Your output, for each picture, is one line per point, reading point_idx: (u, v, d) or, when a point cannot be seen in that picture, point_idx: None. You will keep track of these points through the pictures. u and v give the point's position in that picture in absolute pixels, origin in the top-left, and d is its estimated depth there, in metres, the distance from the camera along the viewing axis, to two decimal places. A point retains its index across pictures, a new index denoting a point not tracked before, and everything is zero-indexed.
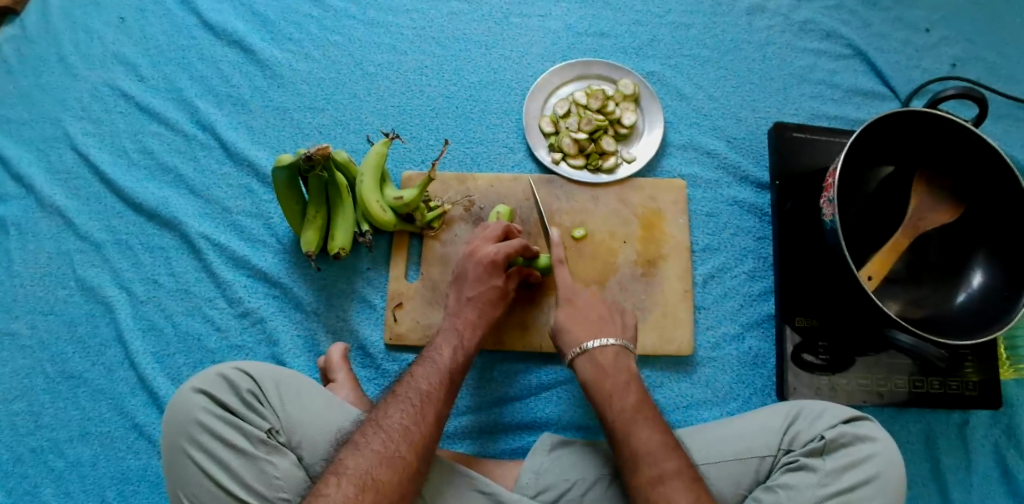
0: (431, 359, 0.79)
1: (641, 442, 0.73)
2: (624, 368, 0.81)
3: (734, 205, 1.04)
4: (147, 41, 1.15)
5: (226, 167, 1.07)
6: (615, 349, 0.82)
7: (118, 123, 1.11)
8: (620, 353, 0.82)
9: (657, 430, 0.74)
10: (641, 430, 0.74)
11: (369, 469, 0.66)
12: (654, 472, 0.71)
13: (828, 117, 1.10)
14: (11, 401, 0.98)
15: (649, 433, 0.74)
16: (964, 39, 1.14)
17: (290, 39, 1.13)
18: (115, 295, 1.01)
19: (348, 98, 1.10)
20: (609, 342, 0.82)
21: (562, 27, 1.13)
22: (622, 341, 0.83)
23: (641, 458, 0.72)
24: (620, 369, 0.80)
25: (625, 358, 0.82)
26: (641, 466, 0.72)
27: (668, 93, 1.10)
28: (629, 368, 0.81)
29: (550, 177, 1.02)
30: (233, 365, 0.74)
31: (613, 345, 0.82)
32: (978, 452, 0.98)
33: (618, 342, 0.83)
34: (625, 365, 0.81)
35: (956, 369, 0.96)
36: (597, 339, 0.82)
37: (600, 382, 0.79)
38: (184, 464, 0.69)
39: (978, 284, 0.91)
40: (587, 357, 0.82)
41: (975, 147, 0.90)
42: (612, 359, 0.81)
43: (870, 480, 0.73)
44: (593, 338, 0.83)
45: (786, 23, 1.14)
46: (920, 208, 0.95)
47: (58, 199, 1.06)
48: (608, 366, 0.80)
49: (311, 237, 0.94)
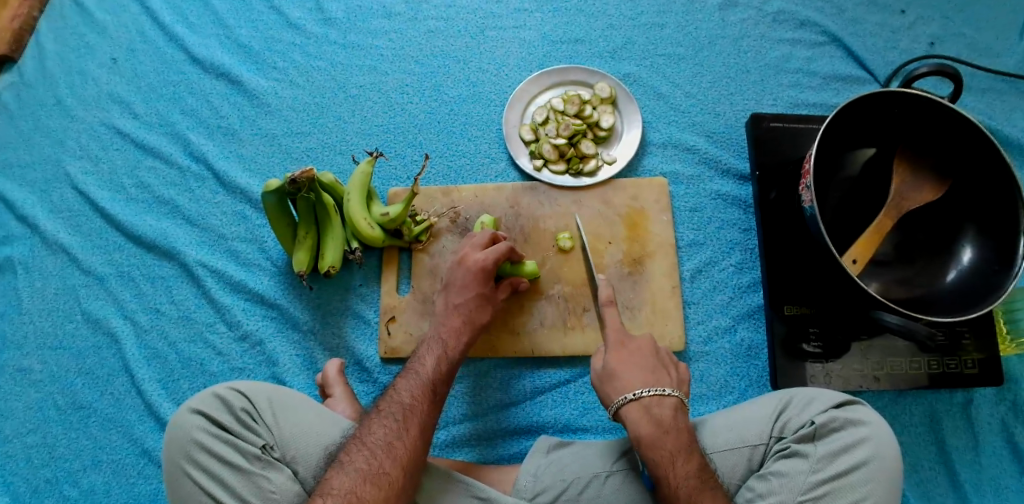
0: (415, 371, 0.81)
1: (657, 409, 0.76)
2: (684, 428, 0.75)
3: (718, 199, 1.05)
4: (139, 79, 1.19)
5: (220, 196, 1.10)
6: (672, 403, 0.76)
7: (115, 160, 1.15)
8: (677, 407, 0.77)
9: (673, 399, 0.77)
10: (659, 393, 0.76)
11: (353, 488, 0.67)
12: (672, 440, 0.74)
13: (807, 105, 1.10)
14: (26, 434, 1.01)
15: (665, 400, 0.76)
16: (940, 17, 1.15)
17: (275, 67, 1.17)
18: (119, 326, 1.05)
19: (333, 121, 1.13)
20: (668, 393, 0.77)
21: (537, 36, 1.15)
22: (679, 394, 0.78)
23: (660, 427, 0.74)
24: (680, 426, 0.75)
25: (681, 415, 0.77)
26: (661, 434, 0.74)
27: (645, 93, 1.12)
28: (683, 423, 0.76)
29: (534, 184, 1.04)
30: (228, 385, 0.77)
31: (671, 398, 0.77)
32: (983, 430, 0.97)
33: (675, 395, 0.77)
34: (681, 421, 0.76)
35: (955, 347, 0.95)
36: (651, 388, 0.77)
37: (659, 441, 0.73)
38: (183, 483, 0.72)
39: (967, 260, 0.91)
40: (639, 408, 0.76)
41: (953, 123, 0.90)
42: (670, 416, 0.75)
43: (862, 464, 0.73)
44: (646, 387, 0.77)
45: (758, 16, 1.15)
46: (902, 190, 0.93)
47: (62, 237, 1.10)
48: (667, 424, 0.75)
49: (302, 257, 0.96)
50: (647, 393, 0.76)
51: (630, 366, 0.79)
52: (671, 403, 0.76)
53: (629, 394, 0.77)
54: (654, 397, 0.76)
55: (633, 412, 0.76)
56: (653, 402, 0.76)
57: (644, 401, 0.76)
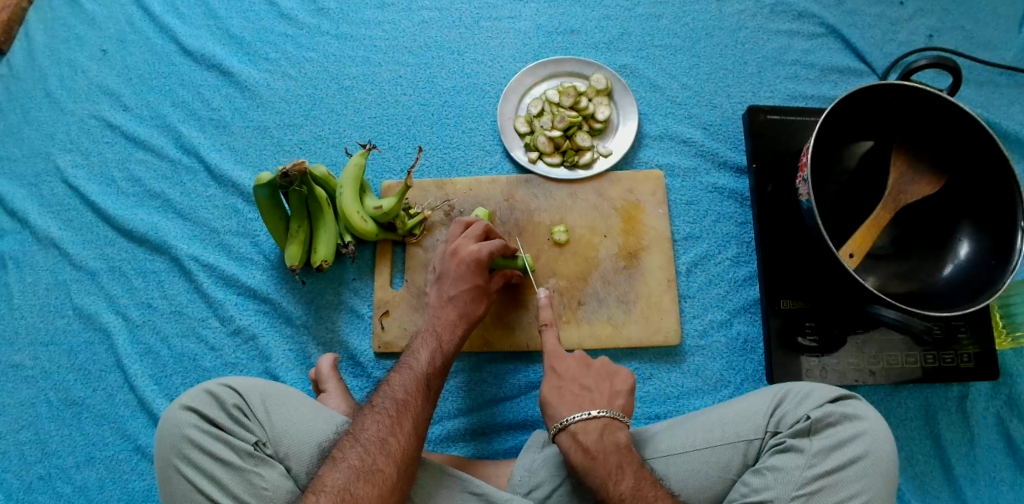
0: (408, 365, 0.80)
1: (584, 433, 0.76)
2: (614, 449, 0.75)
3: (714, 192, 1.04)
4: (130, 70, 1.18)
5: (212, 190, 1.09)
6: (599, 425, 0.76)
7: (106, 153, 1.14)
8: (607, 427, 0.77)
9: (600, 420, 0.77)
10: (586, 416, 0.77)
11: (347, 484, 0.67)
12: (602, 464, 0.74)
13: (805, 96, 1.09)
14: (18, 431, 1.00)
15: (592, 422, 0.77)
16: (939, 8, 1.13)
17: (267, 59, 1.15)
18: (112, 321, 1.04)
19: (326, 113, 1.11)
20: (594, 414, 0.77)
21: (532, 27, 1.14)
22: (610, 413, 0.78)
23: (587, 453, 0.75)
24: (608, 448, 0.75)
25: (613, 434, 0.76)
26: (589, 459, 0.74)
27: (642, 85, 1.10)
28: (617, 444, 0.76)
29: (529, 177, 1.03)
30: (220, 382, 0.76)
31: (598, 419, 0.77)
32: (979, 424, 0.97)
33: (604, 415, 0.77)
34: (615, 441, 0.76)
35: (951, 341, 0.94)
36: (577, 414, 0.77)
37: (588, 466, 0.74)
38: (174, 480, 0.71)
39: (965, 254, 0.91)
40: (568, 434, 0.76)
41: (951, 116, 0.89)
42: (597, 437, 0.76)
43: (857, 459, 0.73)
44: (574, 412, 0.78)
45: (756, 7, 1.14)
46: (900, 183, 0.92)
47: (53, 231, 1.09)
48: (593, 447, 0.75)
49: (294, 252, 0.95)
50: (574, 418, 0.77)
51: (562, 393, 0.80)
52: (598, 425, 0.76)
53: (558, 422, 0.78)
54: (582, 422, 0.77)
55: (563, 439, 0.77)
56: (581, 428, 0.76)
57: (572, 427, 0.77)
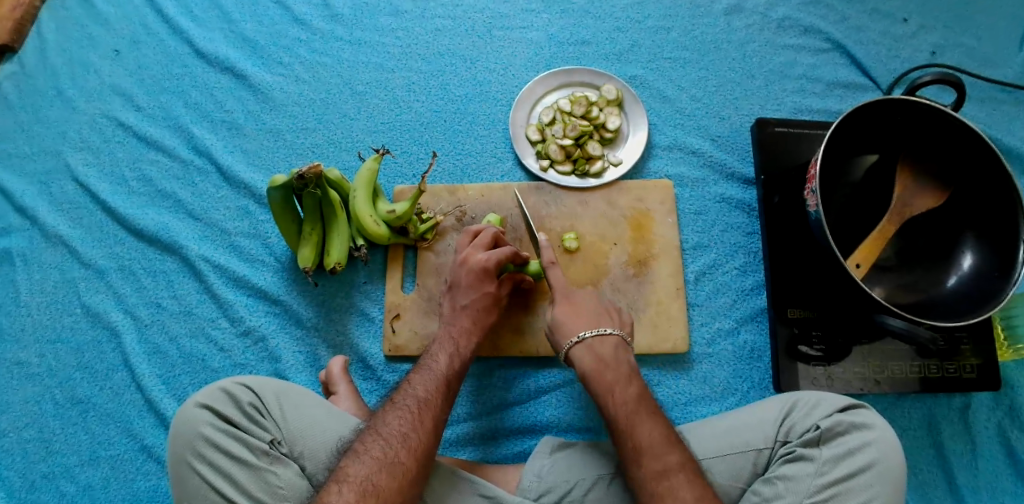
0: (428, 366, 0.81)
1: (598, 345, 0.81)
2: (625, 363, 0.80)
3: (722, 202, 1.06)
4: (142, 71, 1.18)
5: (224, 191, 1.10)
6: (614, 342, 0.81)
7: (117, 152, 1.14)
8: (619, 345, 0.82)
9: (615, 338, 0.82)
10: (601, 332, 0.82)
11: (369, 475, 0.68)
12: (611, 372, 0.78)
13: (811, 110, 1.11)
14: (22, 428, 1.00)
15: (607, 338, 0.81)
16: (941, 27, 1.16)
17: (281, 62, 1.16)
18: (120, 320, 1.04)
19: (339, 117, 1.12)
20: (608, 331, 0.82)
21: (544, 37, 1.15)
22: (621, 334, 0.83)
23: (599, 361, 0.79)
24: (621, 361, 0.80)
25: (623, 352, 0.81)
26: (600, 367, 0.79)
27: (651, 96, 1.12)
28: (627, 360, 0.81)
29: (540, 184, 1.04)
30: (236, 380, 0.77)
31: (611, 336, 0.82)
32: (980, 434, 0.98)
33: (617, 334, 0.82)
34: (624, 357, 0.81)
35: (953, 352, 0.96)
36: (593, 328, 0.82)
37: (602, 373, 0.78)
38: (190, 478, 0.72)
39: (968, 266, 0.92)
40: (584, 348, 0.81)
41: (954, 132, 0.92)
42: (611, 351, 0.80)
43: (865, 468, 0.74)
44: (590, 329, 0.82)
45: (763, 21, 1.16)
46: (904, 196, 0.95)
47: (61, 229, 1.09)
48: (607, 358, 0.80)
49: (308, 254, 0.96)
50: (590, 333, 0.82)
51: (577, 314, 0.84)
52: (612, 341, 0.81)
53: (574, 336, 0.82)
54: (596, 336, 0.81)
55: (578, 351, 0.81)
56: (596, 340, 0.81)
57: (588, 340, 0.81)
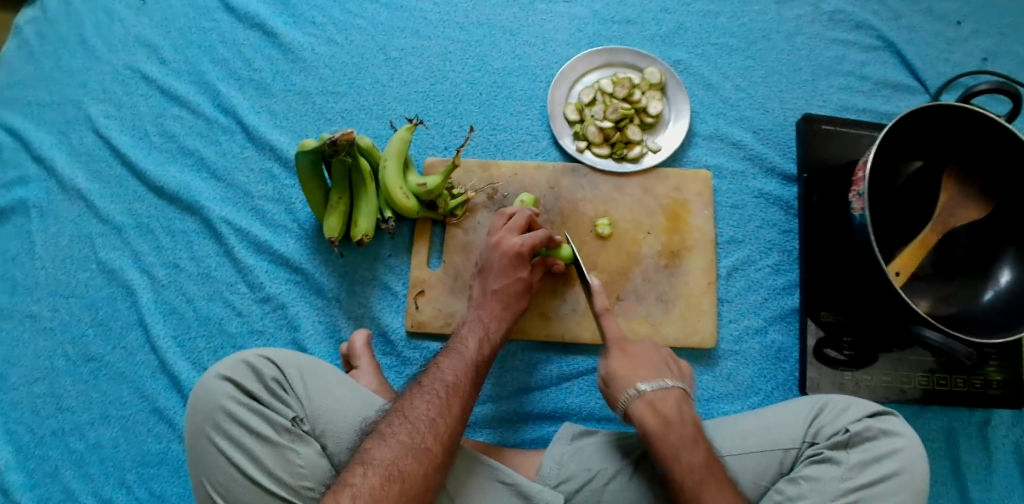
0: (457, 350, 0.79)
1: (661, 403, 0.76)
2: (690, 420, 0.75)
3: (760, 197, 1.03)
4: (168, 22, 1.14)
5: (248, 151, 1.06)
6: (678, 400, 0.76)
7: (139, 106, 1.10)
8: (682, 401, 0.77)
9: (675, 392, 0.77)
10: (662, 387, 0.77)
11: (395, 460, 0.66)
12: (676, 433, 0.73)
13: (857, 109, 1.08)
14: (33, 383, 0.98)
15: (668, 393, 0.77)
16: (996, 32, 1.12)
17: (312, 22, 1.12)
18: (136, 278, 1.01)
19: (370, 83, 1.08)
20: (670, 385, 0.77)
21: (587, 13, 1.11)
22: (682, 388, 0.78)
23: (664, 420, 0.74)
24: (684, 419, 0.75)
25: (688, 410, 0.77)
26: (664, 427, 0.74)
27: (694, 83, 1.08)
28: (690, 418, 0.76)
29: (575, 166, 1.01)
30: (258, 353, 0.75)
31: (674, 391, 0.77)
32: (999, 450, 0.97)
33: (680, 389, 0.78)
34: (687, 416, 0.76)
35: (979, 366, 0.94)
36: (654, 383, 0.77)
37: (664, 432, 0.73)
38: (207, 451, 0.70)
39: (1006, 282, 0.90)
40: (645, 404, 0.76)
41: (999, 139, 0.88)
42: (674, 407, 0.76)
43: (894, 475, 0.73)
44: (650, 382, 0.77)
45: (814, 14, 1.12)
46: (950, 204, 0.93)
47: (79, 181, 1.06)
48: (670, 415, 0.75)
49: (334, 223, 0.93)
50: (651, 387, 0.77)
51: (636, 366, 0.80)
52: (674, 397, 0.77)
53: (632, 389, 0.77)
54: (659, 390, 0.77)
55: (640, 408, 0.76)
56: (657, 396, 0.76)
57: (649, 395, 0.76)
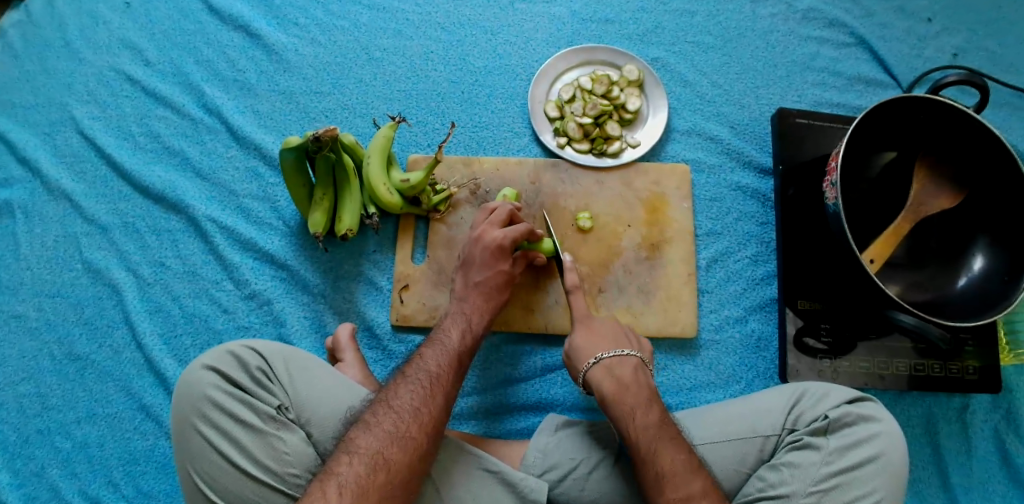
0: (440, 341, 0.80)
1: (619, 368, 0.79)
2: (645, 385, 0.79)
3: (737, 190, 1.05)
4: (153, 25, 1.15)
5: (233, 151, 1.07)
6: (633, 363, 0.80)
7: (124, 107, 1.11)
8: (639, 367, 0.81)
9: (632, 359, 0.81)
10: (620, 354, 0.81)
11: (380, 449, 0.67)
12: (631, 395, 0.77)
13: (831, 104, 1.10)
14: (18, 383, 0.98)
15: (626, 359, 0.81)
16: (965, 29, 1.15)
17: (296, 24, 1.14)
18: (122, 278, 1.02)
19: (353, 83, 1.10)
20: (628, 353, 0.81)
21: (567, 13, 1.14)
22: (640, 356, 0.82)
23: (620, 384, 0.78)
24: (640, 383, 0.78)
25: (643, 374, 0.80)
26: (620, 389, 0.77)
27: (672, 79, 1.11)
28: (647, 381, 0.79)
29: (556, 161, 1.03)
30: (243, 344, 0.76)
31: (632, 358, 0.81)
32: (976, 436, 0.98)
33: (636, 355, 0.82)
34: (644, 380, 0.79)
35: (956, 353, 0.96)
36: (612, 350, 0.81)
37: (621, 395, 0.77)
38: (193, 440, 0.71)
39: (979, 268, 0.92)
40: (602, 369, 0.80)
41: (972, 131, 0.90)
42: (631, 374, 0.79)
43: (872, 459, 0.75)
44: (607, 350, 0.82)
45: (788, 12, 1.15)
46: (922, 194, 0.95)
47: (65, 182, 1.07)
48: (627, 380, 0.78)
49: (318, 219, 0.94)
50: (609, 355, 0.81)
51: (596, 335, 0.84)
52: (631, 363, 0.80)
53: (591, 357, 0.81)
54: (616, 358, 0.81)
55: (597, 372, 0.80)
56: (615, 362, 0.80)
57: (606, 361, 0.80)
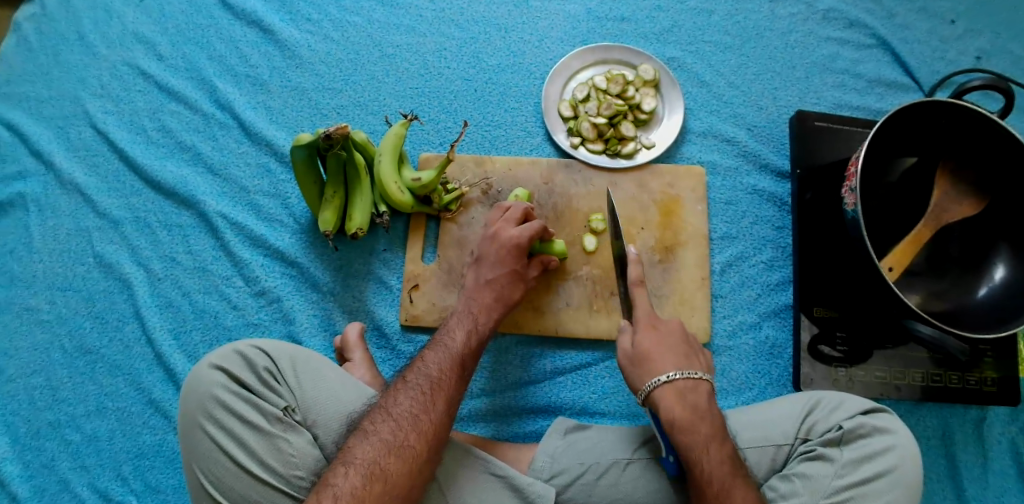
0: (442, 343, 0.79)
1: (693, 396, 0.74)
2: (715, 415, 0.74)
3: (753, 194, 1.03)
4: (167, 19, 1.15)
5: (244, 147, 1.07)
6: (705, 390, 0.75)
7: (137, 101, 1.11)
8: (707, 393, 0.76)
9: (704, 384, 0.76)
10: (692, 377, 0.75)
11: (377, 459, 0.67)
12: (704, 426, 0.72)
13: (851, 107, 1.08)
14: (30, 375, 0.99)
15: (698, 384, 0.75)
16: (990, 31, 1.12)
17: (309, 19, 1.13)
18: (133, 272, 1.02)
19: (366, 80, 1.09)
20: (701, 376, 0.76)
21: (582, 11, 1.12)
22: (709, 379, 0.77)
23: (693, 413, 0.73)
24: (711, 414, 0.74)
25: (713, 401, 0.76)
26: (695, 419, 0.73)
27: (688, 80, 1.09)
28: (715, 411, 0.75)
29: (569, 161, 1.01)
30: (251, 344, 0.76)
31: (702, 382, 0.76)
32: (994, 448, 0.96)
33: (707, 380, 0.77)
34: (712, 408, 0.75)
35: (974, 364, 0.94)
36: (684, 371, 0.76)
37: (693, 426, 0.72)
38: (199, 440, 0.71)
39: (1001, 277, 0.90)
40: (672, 390, 0.74)
41: (996, 137, 0.88)
42: (703, 402, 0.75)
43: (886, 473, 0.73)
44: (678, 369, 0.76)
45: (808, 12, 1.13)
46: (941, 202, 0.93)
47: (77, 176, 1.07)
48: (700, 410, 0.74)
49: (329, 217, 0.93)
50: (679, 375, 0.75)
51: (664, 349, 0.78)
52: (704, 390, 0.75)
53: (661, 376, 0.75)
54: (687, 381, 0.75)
55: (666, 394, 0.74)
56: (686, 387, 0.75)
57: (678, 385, 0.75)
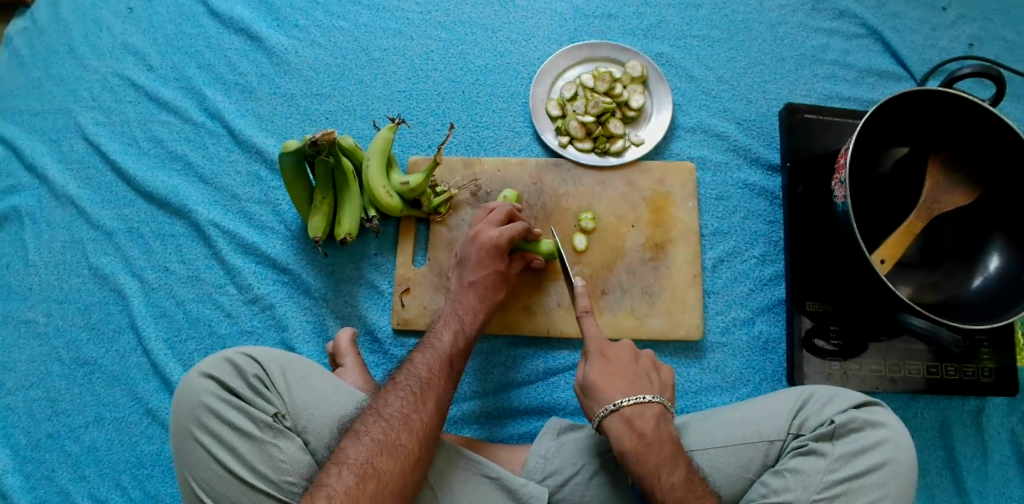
0: (430, 345, 0.80)
1: (639, 421, 0.74)
2: (667, 437, 0.73)
3: (744, 188, 1.03)
4: (155, 30, 1.15)
5: (235, 155, 1.07)
6: (654, 412, 0.74)
7: (128, 113, 1.11)
8: (660, 415, 0.75)
9: (655, 407, 0.75)
10: (639, 400, 0.75)
11: (369, 458, 0.67)
12: (655, 452, 0.72)
13: (842, 98, 1.07)
14: (28, 388, 0.99)
15: (647, 408, 0.74)
16: (982, 18, 1.11)
17: (297, 26, 1.13)
18: (127, 283, 1.02)
19: (354, 84, 1.09)
20: (649, 399, 0.75)
21: (569, 9, 1.11)
22: (662, 401, 0.76)
23: (642, 438, 0.72)
24: (662, 437, 0.73)
25: (665, 421, 0.75)
26: (641, 446, 0.72)
27: (677, 75, 1.09)
28: (669, 432, 0.74)
29: (557, 160, 1.01)
30: (241, 351, 0.76)
31: (654, 404, 0.75)
32: (992, 439, 0.96)
33: (658, 402, 0.76)
34: (665, 429, 0.74)
35: (971, 354, 0.93)
36: (631, 397, 0.75)
37: (642, 452, 0.72)
38: (191, 448, 0.71)
39: (995, 267, 0.89)
40: (619, 417, 0.74)
41: (990, 126, 0.87)
42: (652, 425, 0.74)
43: (879, 467, 0.73)
44: (624, 396, 0.75)
45: (797, 3, 1.12)
46: (933, 192, 0.91)
47: (70, 188, 1.07)
48: (648, 434, 0.73)
49: (318, 224, 0.94)
50: (628, 401, 0.75)
51: (615, 376, 0.77)
52: (652, 414, 0.74)
53: (609, 405, 0.75)
54: (636, 406, 0.74)
55: (614, 421, 0.74)
56: (634, 413, 0.74)
57: (626, 411, 0.74)
